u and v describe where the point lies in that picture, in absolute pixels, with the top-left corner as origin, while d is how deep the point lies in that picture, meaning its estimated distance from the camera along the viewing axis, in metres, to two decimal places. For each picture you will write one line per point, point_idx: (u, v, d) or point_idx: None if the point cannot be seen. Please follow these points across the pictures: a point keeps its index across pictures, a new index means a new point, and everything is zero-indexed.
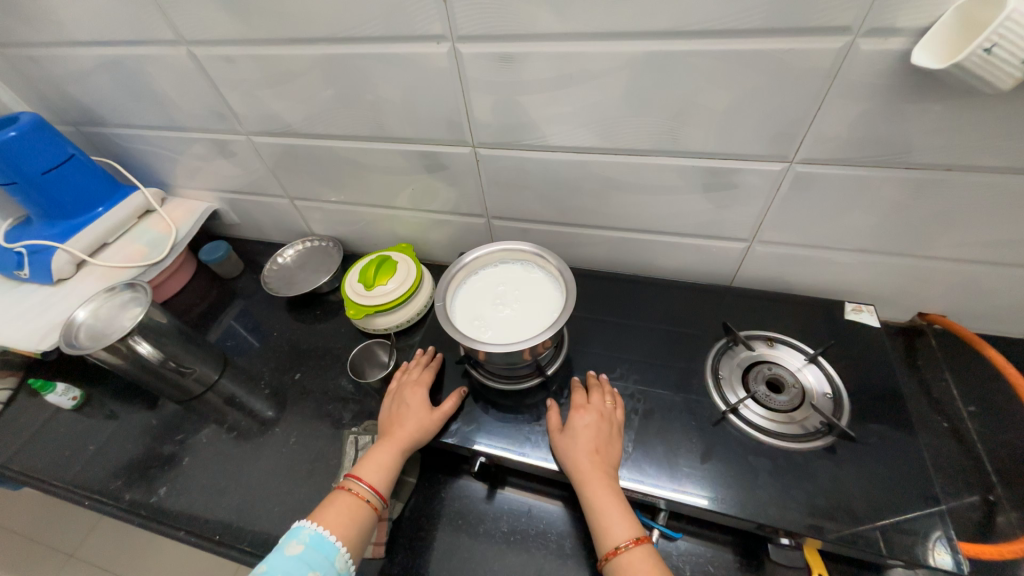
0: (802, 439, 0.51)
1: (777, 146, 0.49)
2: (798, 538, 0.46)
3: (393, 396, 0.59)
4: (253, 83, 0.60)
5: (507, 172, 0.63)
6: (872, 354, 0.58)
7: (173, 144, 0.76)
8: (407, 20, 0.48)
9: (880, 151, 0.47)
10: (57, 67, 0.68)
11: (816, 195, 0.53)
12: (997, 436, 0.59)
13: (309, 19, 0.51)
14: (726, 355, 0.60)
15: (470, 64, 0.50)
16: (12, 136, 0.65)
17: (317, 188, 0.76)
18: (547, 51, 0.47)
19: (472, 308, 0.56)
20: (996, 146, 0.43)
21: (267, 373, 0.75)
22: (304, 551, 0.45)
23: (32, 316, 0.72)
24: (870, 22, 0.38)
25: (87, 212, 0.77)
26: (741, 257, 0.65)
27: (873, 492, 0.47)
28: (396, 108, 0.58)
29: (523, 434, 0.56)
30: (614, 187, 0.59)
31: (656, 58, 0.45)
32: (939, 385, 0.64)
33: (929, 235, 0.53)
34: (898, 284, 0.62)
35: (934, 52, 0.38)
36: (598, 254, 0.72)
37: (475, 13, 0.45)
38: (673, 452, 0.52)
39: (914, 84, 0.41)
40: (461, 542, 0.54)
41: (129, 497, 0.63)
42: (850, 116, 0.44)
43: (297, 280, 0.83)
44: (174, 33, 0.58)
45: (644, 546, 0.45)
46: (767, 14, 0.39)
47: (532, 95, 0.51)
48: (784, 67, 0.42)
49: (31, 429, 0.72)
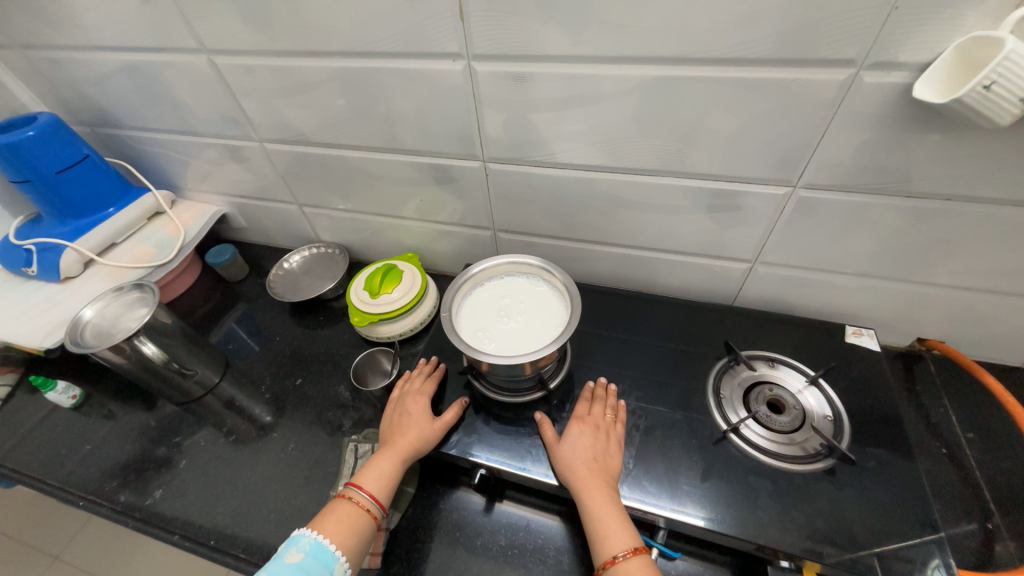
0: (803, 460, 0.51)
1: (781, 171, 0.50)
2: (797, 561, 0.46)
3: (394, 405, 0.60)
4: (269, 92, 0.62)
5: (515, 187, 0.64)
6: (872, 378, 0.59)
7: (187, 149, 0.77)
8: (424, 37, 0.50)
9: (882, 179, 0.48)
10: (78, 70, 0.69)
11: (818, 220, 0.54)
12: (996, 464, 0.59)
13: (329, 34, 0.52)
14: (727, 374, 0.60)
15: (483, 82, 0.52)
16: (29, 136, 0.66)
17: (326, 195, 0.77)
18: (561, 71, 0.48)
19: (476, 320, 0.57)
20: (994, 179, 0.44)
21: (269, 377, 0.75)
22: (302, 559, 0.45)
23: (37, 313, 0.72)
24: (872, 56, 0.39)
25: (98, 211, 0.77)
26: (743, 278, 0.65)
27: (872, 516, 0.47)
28: (409, 121, 0.59)
29: (524, 448, 0.55)
30: (619, 205, 0.61)
31: (665, 83, 0.46)
32: (938, 411, 0.64)
33: (929, 262, 0.54)
34: (897, 309, 0.63)
35: (935, 86, 0.39)
36: (601, 270, 0.73)
37: (490, 34, 0.47)
38: (674, 470, 0.52)
39: (914, 117, 0.42)
40: (457, 556, 0.54)
41: (123, 500, 0.62)
42: (852, 145, 0.46)
43: (301, 286, 0.84)
44: (196, 42, 0.59)
45: (641, 557, 0.44)
46: (773, 45, 0.41)
47: (542, 113, 0.53)
48: (788, 96, 0.44)
49: (27, 426, 0.72)
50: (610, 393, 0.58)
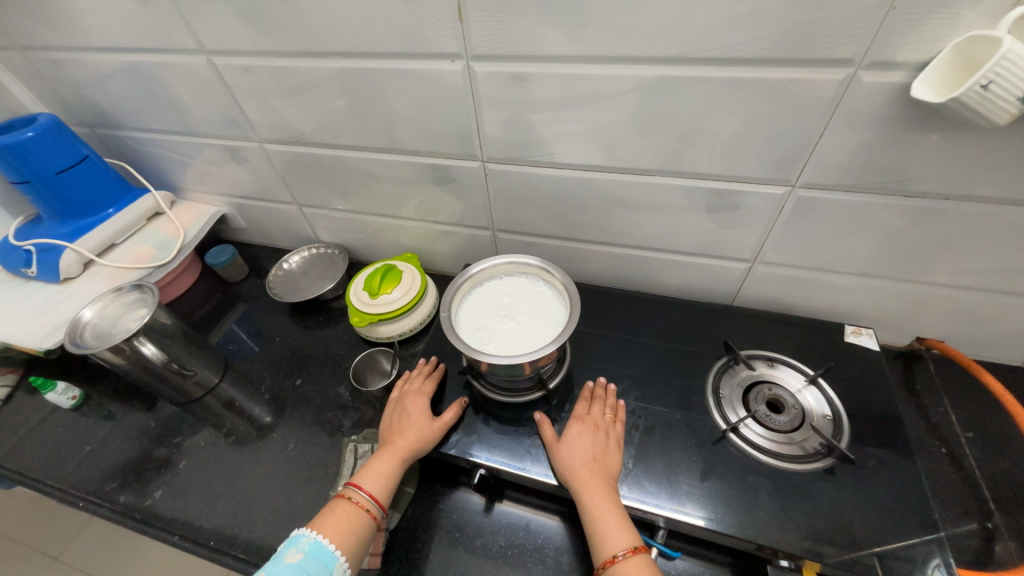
0: (803, 460, 0.51)
1: (780, 170, 0.50)
2: (797, 561, 0.46)
3: (394, 405, 0.60)
4: (268, 92, 0.62)
5: (514, 187, 0.64)
6: (872, 377, 0.59)
7: (186, 149, 0.78)
8: (423, 38, 0.50)
9: (881, 179, 0.48)
10: (78, 71, 0.69)
11: (817, 219, 0.54)
12: (995, 464, 0.59)
13: (328, 34, 0.52)
14: (727, 373, 0.60)
15: (483, 82, 0.52)
16: (29, 136, 0.66)
17: (325, 196, 0.77)
18: (560, 71, 0.48)
19: (476, 320, 0.57)
20: (993, 178, 0.44)
21: (268, 378, 0.75)
22: (302, 559, 0.45)
23: (37, 314, 0.72)
24: (870, 55, 0.39)
25: (97, 212, 0.77)
26: (742, 278, 0.65)
27: (872, 516, 0.47)
28: (409, 121, 0.59)
29: (523, 448, 0.55)
30: (619, 205, 0.61)
31: (663, 82, 0.46)
32: (937, 411, 0.64)
33: (928, 262, 0.54)
34: (896, 309, 0.63)
35: (934, 85, 0.39)
36: (600, 270, 0.73)
37: (489, 35, 0.47)
38: (673, 470, 0.52)
39: (912, 116, 0.42)
40: (457, 556, 0.54)
41: (123, 500, 0.62)
42: (851, 145, 0.46)
43: (301, 286, 0.84)
44: (196, 43, 0.59)
45: (641, 556, 0.44)
46: (771, 45, 0.41)
47: (541, 114, 0.53)
48: (787, 95, 0.44)
49: (27, 427, 0.72)
50: (610, 393, 0.58)
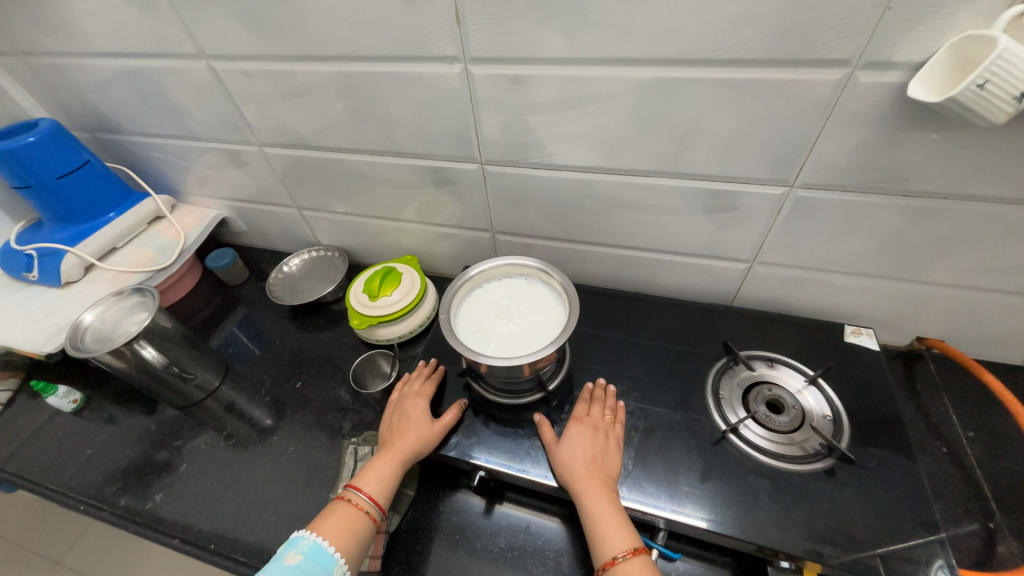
0: (803, 461, 0.51)
1: (777, 170, 0.50)
2: (797, 561, 0.46)
3: (394, 407, 0.60)
4: (268, 96, 0.62)
5: (513, 188, 0.64)
6: (872, 377, 0.58)
7: (186, 153, 0.78)
8: (421, 41, 0.50)
9: (879, 178, 0.48)
10: (78, 76, 0.70)
11: (815, 219, 0.54)
12: (997, 463, 0.58)
13: (327, 38, 0.53)
14: (726, 374, 0.60)
15: (481, 85, 0.52)
16: (29, 142, 0.67)
17: (325, 198, 0.77)
18: (558, 73, 0.48)
19: (475, 321, 0.57)
20: (992, 177, 0.44)
21: (269, 381, 0.75)
22: (301, 560, 0.45)
23: (38, 317, 0.72)
24: (867, 55, 0.39)
25: (98, 216, 0.78)
26: (741, 278, 0.65)
27: (873, 516, 0.47)
28: (407, 124, 0.60)
29: (523, 449, 0.55)
30: (617, 207, 0.61)
31: (661, 84, 0.46)
32: (938, 410, 0.64)
33: (927, 261, 0.54)
34: (896, 308, 0.63)
35: (930, 85, 0.39)
36: (600, 271, 0.73)
37: (487, 37, 0.47)
38: (673, 470, 0.52)
39: (910, 115, 0.42)
40: (457, 558, 0.54)
41: (124, 504, 0.62)
42: (849, 145, 0.46)
43: (301, 289, 0.84)
44: (196, 47, 0.60)
45: (641, 557, 0.44)
46: (767, 45, 0.41)
47: (540, 115, 0.53)
48: (784, 96, 0.44)
49: (28, 431, 0.72)
50: (609, 394, 0.58)
